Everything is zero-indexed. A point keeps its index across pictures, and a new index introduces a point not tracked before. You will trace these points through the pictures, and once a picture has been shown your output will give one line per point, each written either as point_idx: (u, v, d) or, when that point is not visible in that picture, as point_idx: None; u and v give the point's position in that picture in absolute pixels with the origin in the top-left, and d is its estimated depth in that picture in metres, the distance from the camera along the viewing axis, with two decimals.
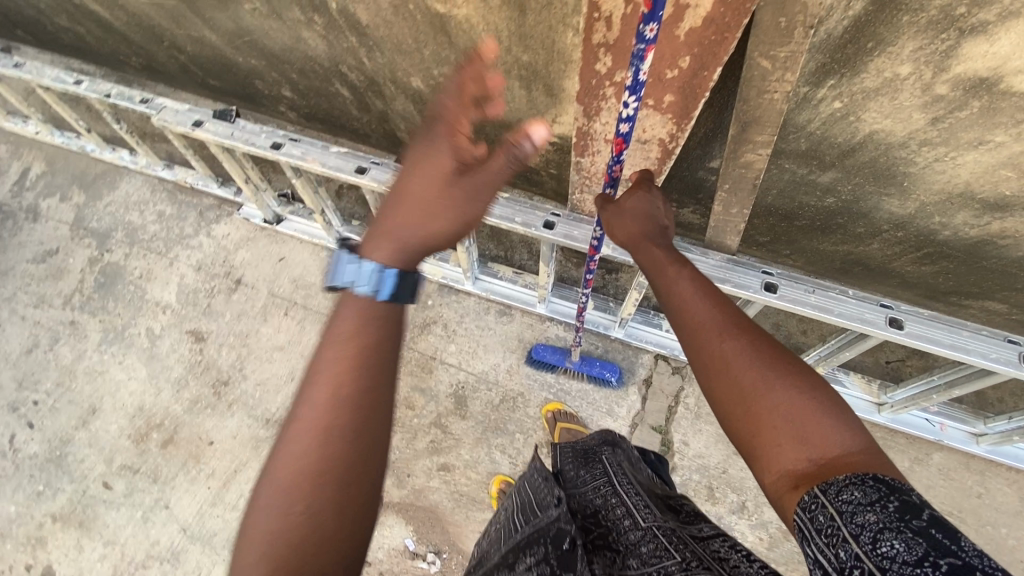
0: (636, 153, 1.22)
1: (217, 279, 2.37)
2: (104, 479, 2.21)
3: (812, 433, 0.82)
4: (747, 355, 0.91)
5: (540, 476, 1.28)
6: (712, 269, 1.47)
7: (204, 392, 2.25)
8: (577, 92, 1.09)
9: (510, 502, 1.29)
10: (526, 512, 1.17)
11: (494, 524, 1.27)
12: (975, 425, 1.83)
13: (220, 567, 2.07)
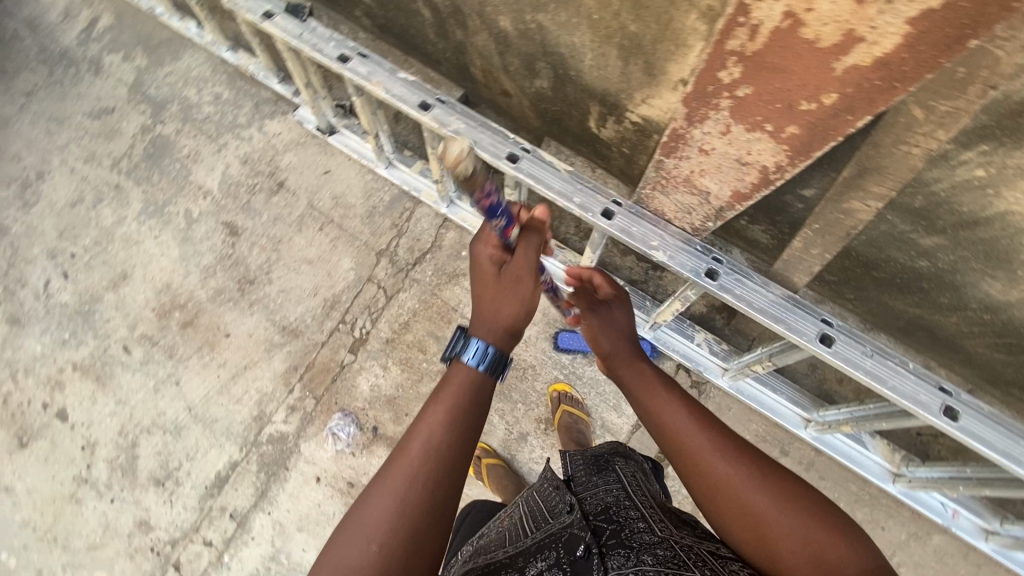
0: (729, 171, 1.10)
1: (260, 177, 2.32)
2: (125, 343, 2.31)
3: (825, 555, 0.93)
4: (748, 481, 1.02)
5: (553, 487, 1.39)
6: (768, 306, 1.35)
7: (228, 285, 2.28)
8: (687, 93, 0.97)
9: (521, 511, 1.41)
10: (540, 522, 1.29)
11: (501, 533, 1.36)
12: (989, 521, 1.72)
13: (216, 451, 2.20)
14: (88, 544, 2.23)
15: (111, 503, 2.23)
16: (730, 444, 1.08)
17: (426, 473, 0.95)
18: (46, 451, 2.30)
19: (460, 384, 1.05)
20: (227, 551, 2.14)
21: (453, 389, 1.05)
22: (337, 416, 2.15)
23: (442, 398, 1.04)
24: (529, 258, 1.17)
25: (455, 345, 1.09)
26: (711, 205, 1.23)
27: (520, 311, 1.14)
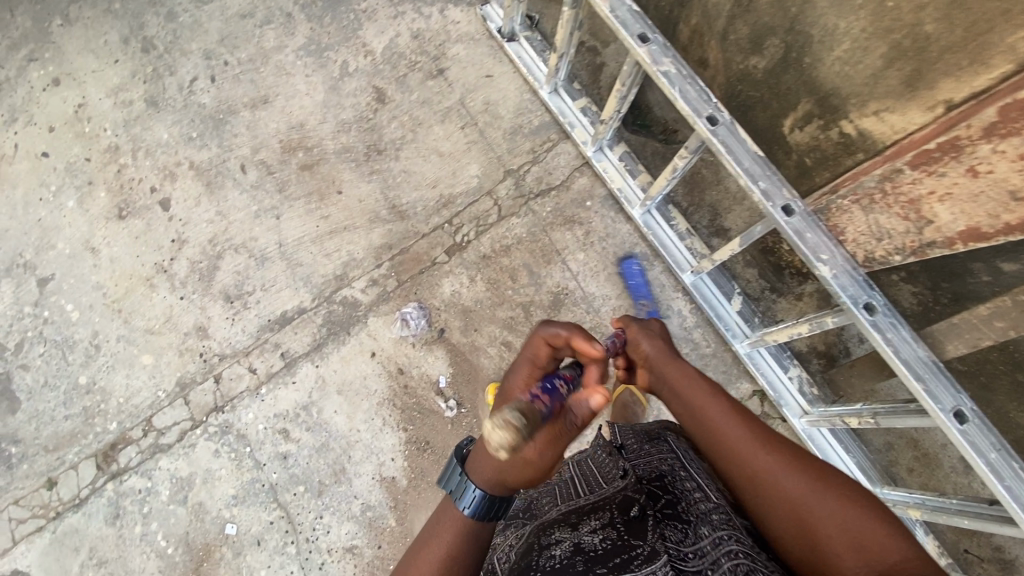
0: (980, 202, 1.26)
1: (423, 55, 2.30)
2: (243, 161, 2.36)
3: (873, 547, 0.95)
4: (781, 474, 1.09)
5: (607, 453, 1.38)
6: (912, 359, 1.30)
7: (357, 146, 2.30)
8: (1010, 100, 1.15)
9: (573, 471, 1.41)
10: (593, 485, 1.28)
11: (550, 492, 1.34)
12: None
13: (289, 293, 2.27)
14: (147, 327, 2.34)
15: (180, 300, 2.33)
16: (763, 441, 1.15)
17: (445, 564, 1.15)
18: (138, 230, 2.40)
19: (451, 526, 1.18)
20: (266, 384, 2.23)
21: (445, 535, 1.18)
22: (412, 305, 2.19)
23: (440, 527, 1.19)
24: (552, 447, 1.11)
25: (456, 479, 1.20)
26: (926, 235, 1.36)
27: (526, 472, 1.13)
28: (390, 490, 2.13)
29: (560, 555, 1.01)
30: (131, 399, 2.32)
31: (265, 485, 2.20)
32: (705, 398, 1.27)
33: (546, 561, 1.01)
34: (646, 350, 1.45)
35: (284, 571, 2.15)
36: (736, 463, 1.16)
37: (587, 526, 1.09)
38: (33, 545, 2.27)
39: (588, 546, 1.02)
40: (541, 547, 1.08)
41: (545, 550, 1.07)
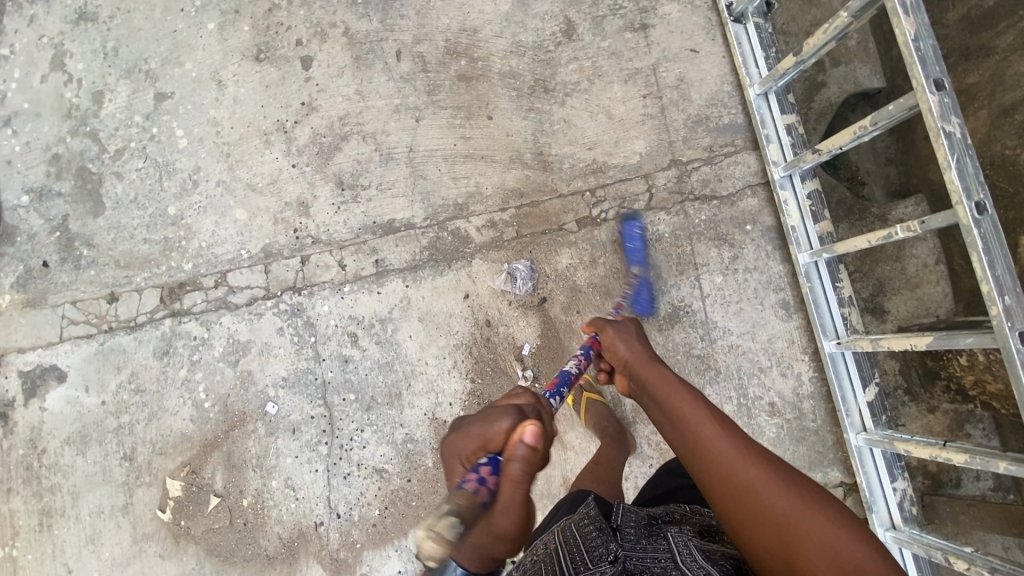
0: None
1: (631, 4, 2.06)
2: (401, 47, 2.18)
3: (829, 547, 1.03)
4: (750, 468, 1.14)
5: (596, 528, 1.22)
6: None
7: (525, 76, 2.10)
8: None
9: (556, 539, 1.24)
10: (577, 563, 1.12)
11: (536, 565, 1.20)
12: None
13: (403, 202, 2.14)
14: (250, 182, 2.24)
15: (291, 167, 2.21)
16: (731, 438, 1.20)
17: None
18: (271, 79, 2.25)
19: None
20: (352, 284, 2.15)
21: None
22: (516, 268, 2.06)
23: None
24: (507, 514, 1.09)
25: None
26: None
27: (500, 547, 1.08)
28: (436, 430, 2.10)
29: None
30: (213, 247, 2.25)
31: (316, 380, 2.16)
32: (677, 394, 1.32)
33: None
34: (625, 351, 1.50)
35: (309, 466, 2.15)
36: (709, 459, 1.18)
37: None
38: (79, 350, 2.27)
39: None
40: None
41: None
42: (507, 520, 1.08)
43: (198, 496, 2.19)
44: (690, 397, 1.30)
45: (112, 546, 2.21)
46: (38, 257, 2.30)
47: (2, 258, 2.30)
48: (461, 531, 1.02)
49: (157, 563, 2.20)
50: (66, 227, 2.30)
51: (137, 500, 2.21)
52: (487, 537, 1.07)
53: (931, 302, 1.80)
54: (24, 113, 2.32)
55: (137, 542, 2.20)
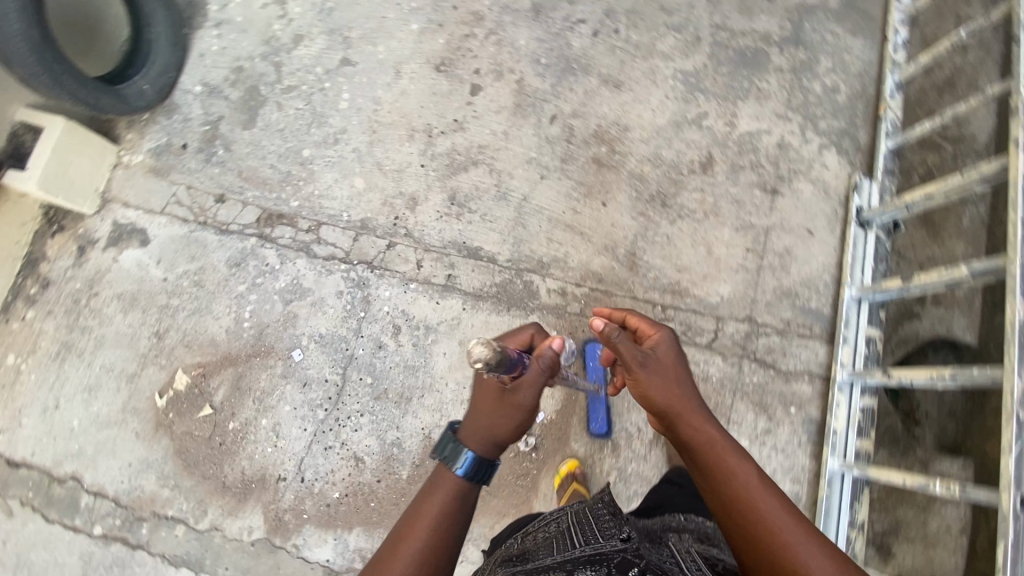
0: None
1: (771, 169, 2.21)
2: (557, 113, 2.39)
3: None
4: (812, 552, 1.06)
5: (609, 513, 1.30)
6: None
7: (651, 184, 2.25)
8: None
9: (569, 519, 1.37)
10: (589, 537, 1.25)
11: (549, 535, 1.34)
12: None
13: (496, 237, 2.30)
14: (379, 161, 2.46)
15: (419, 165, 2.43)
16: (793, 523, 1.10)
17: (444, 526, 1.15)
18: (439, 89, 2.51)
19: (445, 492, 1.16)
20: (419, 284, 2.30)
21: (434, 492, 1.17)
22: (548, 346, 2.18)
23: (424, 511, 1.16)
24: (533, 393, 1.20)
25: (447, 443, 1.19)
26: None
27: (518, 417, 1.19)
28: (426, 448, 2.17)
29: None
30: (321, 198, 2.46)
31: (346, 351, 2.28)
32: (729, 462, 1.17)
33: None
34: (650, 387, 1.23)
35: (300, 422, 2.24)
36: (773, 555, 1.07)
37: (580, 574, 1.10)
38: (171, 227, 2.50)
39: None
40: None
41: None
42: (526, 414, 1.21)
43: (196, 399, 2.31)
44: (746, 471, 1.15)
45: (103, 404, 2.34)
46: (182, 138, 2.58)
47: (154, 125, 2.59)
48: (506, 362, 1.12)
49: (131, 438, 2.31)
50: (217, 126, 2.59)
51: (145, 376, 2.35)
52: (508, 409, 1.19)
53: (939, 567, 1.75)
54: (235, 26, 2.68)
55: (124, 412, 2.33)
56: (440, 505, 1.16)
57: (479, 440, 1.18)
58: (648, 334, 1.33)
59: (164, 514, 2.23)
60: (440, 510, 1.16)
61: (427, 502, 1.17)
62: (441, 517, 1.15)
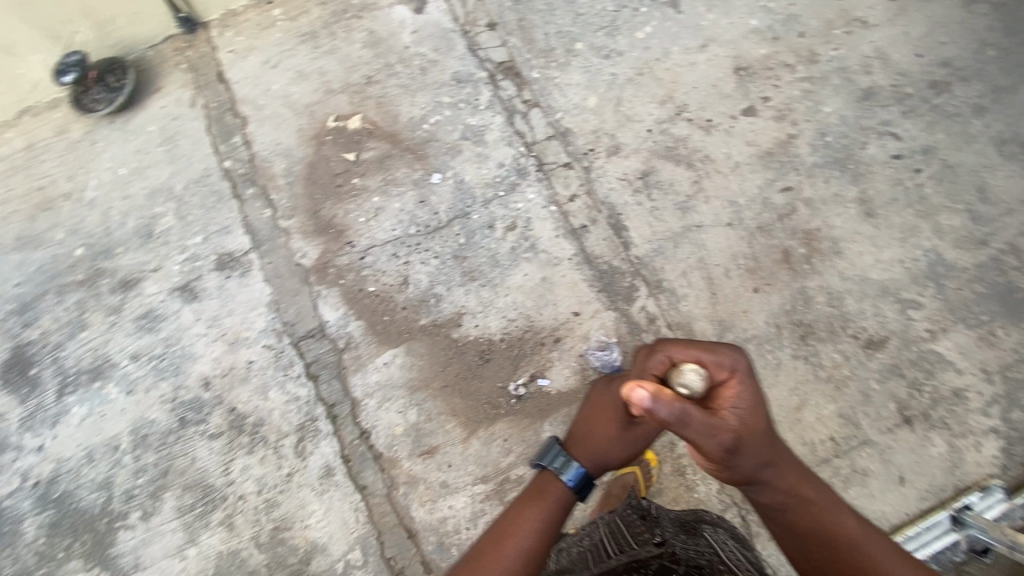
0: None
1: (926, 402, 1.95)
2: (793, 189, 2.25)
3: None
4: (873, 546, 1.16)
5: (637, 517, 1.49)
6: None
7: (809, 312, 2.08)
8: None
9: (601, 531, 1.57)
10: (625, 544, 1.48)
11: (584, 549, 1.56)
12: None
13: (648, 232, 2.27)
14: (622, 98, 2.48)
15: (647, 128, 2.41)
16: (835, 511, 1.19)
17: (534, 541, 1.33)
18: (720, 87, 2.44)
19: (549, 498, 1.36)
20: (559, 210, 2.35)
21: (539, 501, 1.37)
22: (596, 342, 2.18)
23: (520, 519, 1.35)
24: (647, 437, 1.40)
25: (558, 459, 1.37)
26: None
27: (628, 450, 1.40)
28: (451, 320, 2.31)
29: None
30: (556, 86, 2.55)
31: (467, 206, 2.44)
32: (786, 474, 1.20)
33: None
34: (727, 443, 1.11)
35: (395, 222, 2.47)
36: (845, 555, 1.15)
37: None
38: (442, 18, 2.78)
39: None
40: None
41: None
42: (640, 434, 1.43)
43: (353, 143, 2.64)
44: (796, 471, 1.21)
45: (302, 92, 2.77)
46: None
47: None
48: None
49: (296, 129, 2.72)
50: None
51: (339, 99, 2.72)
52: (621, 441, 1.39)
53: None
54: None
55: (307, 110, 2.74)
56: (538, 522, 1.34)
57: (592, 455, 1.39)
58: (707, 367, 1.15)
59: (269, 193, 2.63)
60: (538, 523, 1.34)
61: (526, 511, 1.36)
62: (535, 534, 1.33)
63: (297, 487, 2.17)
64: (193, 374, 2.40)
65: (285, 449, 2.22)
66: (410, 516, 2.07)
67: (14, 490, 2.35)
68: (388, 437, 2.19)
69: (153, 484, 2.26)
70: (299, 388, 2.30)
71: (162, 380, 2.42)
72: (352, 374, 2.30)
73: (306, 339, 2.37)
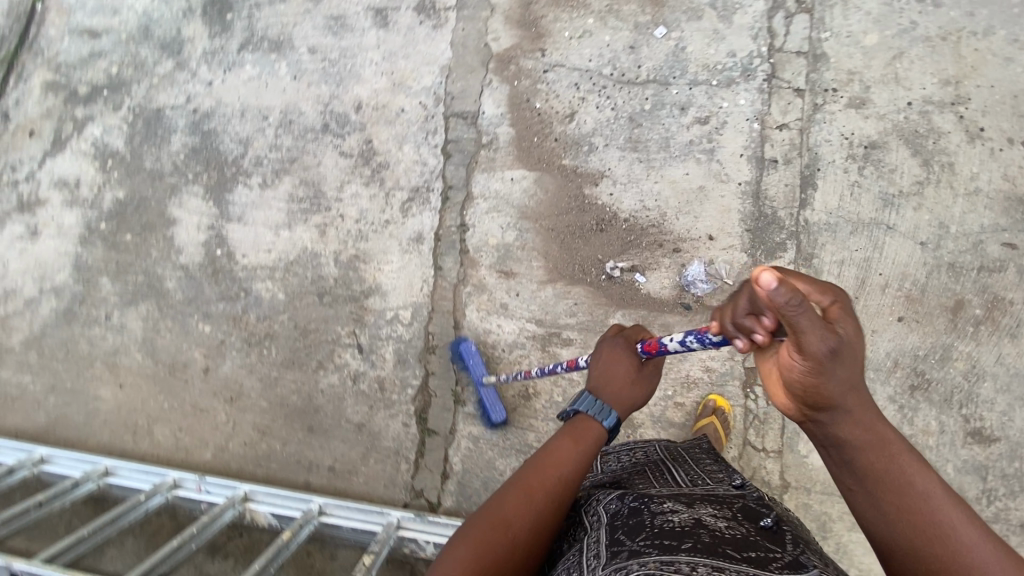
0: None
1: (986, 513, 1.82)
2: (1017, 249, 1.93)
3: None
4: (961, 525, 0.86)
5: (711, 458, 1.42)
6: None
7: (937, 370, 1.89)
8: None
9: (660, 455, 1.44)
10: (694, 478, 1.30)
11: (637, 470, 1.37)
12: (174, 490, 2.07)
13: (832, 204, 2.04)
14: (905, 54, 2.10)
15: (909, 100, 2.06)
16: (914, 466, 0.91)
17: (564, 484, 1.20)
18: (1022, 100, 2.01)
19: (591, 436, 1.27)
20: (759, 132, 2.13)
21: (579, 444, 1.26)
22: (699, 264, 2.08)
23: (559, 456, 1.23)
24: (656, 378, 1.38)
25: (590, 407, 1.29)
26: None
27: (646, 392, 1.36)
28: (591, 174, 2.22)
29: (676, 522, 1.02)
30: (843, 3, 2.17)
31: (672, 77, 2.23)
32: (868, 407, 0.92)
33: (661, 522, 1.03)
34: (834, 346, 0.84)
35: (596, 54, 2.30)
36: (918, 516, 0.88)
37: (704, 510, 1.09)
38: None
39: (707, 522, 1.03)
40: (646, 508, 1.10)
41: (655, 511, 1.08)
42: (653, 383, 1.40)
43: None
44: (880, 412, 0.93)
45: None
46: None
47: None
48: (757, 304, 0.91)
49: None
50: None
51: None
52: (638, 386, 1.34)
53: None
54: None
55: None
56: (573, 465, 1.23)
57: (620, 400, 1.31)
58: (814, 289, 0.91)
59: None
60: (573, 465, 1.23)
61: (562, 445, 1.25)
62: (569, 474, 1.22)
63: (387, 235, 2.30)
64: (351, 93, 2.46)
65: (391, 197, 2.34)
66: (463, 313, 2.20)
67: (176, 105, 2.60)
68: (481, 241, 2.25)
69: (279, 165, 2.44)
70: (429, 154, 2.35)
71: (324, 82, 2.49)
72: (478, 169, 2.31)
73: (457, 117, 2.35)
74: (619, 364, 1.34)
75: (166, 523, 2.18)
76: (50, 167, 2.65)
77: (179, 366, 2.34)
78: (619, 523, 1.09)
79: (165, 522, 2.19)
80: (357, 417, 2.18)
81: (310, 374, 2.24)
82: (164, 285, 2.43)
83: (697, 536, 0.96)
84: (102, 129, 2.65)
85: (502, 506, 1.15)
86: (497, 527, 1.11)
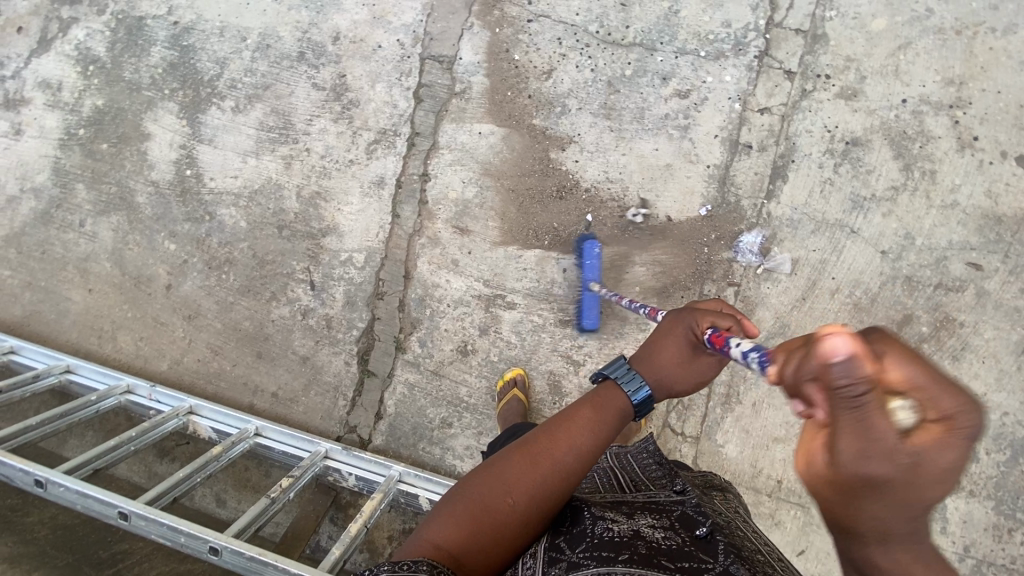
0: None
1: None
2: (981, 269, 1.85)
3: None
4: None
5: (656, 459, 1.42)
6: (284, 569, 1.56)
7: None
8: None
9: (611, 459, 1.44)
10: (641, 485, 1.29)
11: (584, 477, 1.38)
12: (128, 395, 2.21)
13: (799, 201, 1.96)
14: (912, 45, 1.93)
15: (904, 97, 1.92)
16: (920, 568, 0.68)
17: (572, 454, 1.12)
18: None
19: (609, 408, 1.19)
20: (738, 113, 2.01)
21: (601, 416, 1.17)
22: (757, 234, 1.97)
23: (575, 428, 1.15)
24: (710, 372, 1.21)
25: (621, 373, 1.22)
26: None
27: (692, 382, 1.22)
28: (560, 138, 2.15)
29: (611, 532, 1.03)
30: None
31: (660, 42, 2.09)
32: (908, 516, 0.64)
33: (600, 531, 1.03)
34: (881, 474, 0.60)
35: (584, 8, 2.16)
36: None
37: (644, 521, 1.08)
38: None
39: (645, 534, 1.03)
40: (584, 520, 1.09)
41: (594, 520, 1.08)
42: (710, 375, 1.22)
43: None
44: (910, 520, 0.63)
45: None
46: None
47: None
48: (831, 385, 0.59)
49: None
50: None
51: None
52: (680, 372, 1.21)
53: None
54: None
55: None
56: (585, 436, 1.14)
57: (651, 379, 1.21)
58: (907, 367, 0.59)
59: None
60: (583, 436, 1.14)
61: (576, 416, 1.16)
62: (583, 443, 1.14)
63: (350, 175, 2.29)
64: (330, 23, 2.37)
65: (358, 137, 2.30)
66: (414, 263, 2.22)
67: (159, 16, 2.54)
68: (440, 193, 2.22)
69: (252, 91, 2.41)
70: (400, 96, 2.28)
71: (304, 8, 2.40)
72: (447, 119, 2.24)
73: (433, 60, 2.27)
74: (669, 342, 1.22)
75: (120, 422, 2.33)
76: (34, 67, 2.63)
77: (143, 280, 2.43)
78: (563, 531, 1.08)
79: (121, 422, 2.35)
80: (303, 351, 2.26)
81: (264, 305, 2.31)
82: (135, 199, 2.48)
83: (632, 548, 0.97)
84: (84, 33, 2.61)
85: (501, 471, 1.10)
86: (492, 492, 1.06)
